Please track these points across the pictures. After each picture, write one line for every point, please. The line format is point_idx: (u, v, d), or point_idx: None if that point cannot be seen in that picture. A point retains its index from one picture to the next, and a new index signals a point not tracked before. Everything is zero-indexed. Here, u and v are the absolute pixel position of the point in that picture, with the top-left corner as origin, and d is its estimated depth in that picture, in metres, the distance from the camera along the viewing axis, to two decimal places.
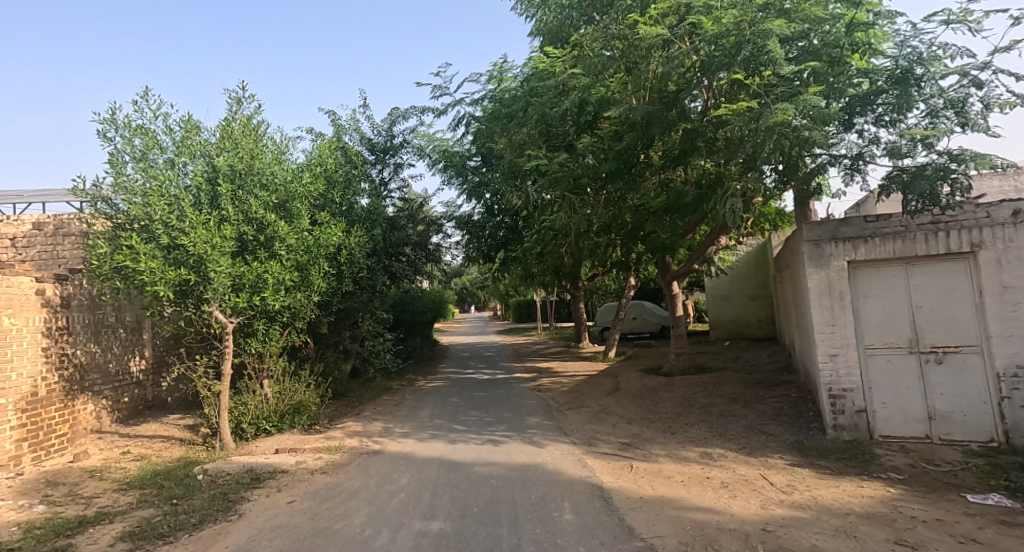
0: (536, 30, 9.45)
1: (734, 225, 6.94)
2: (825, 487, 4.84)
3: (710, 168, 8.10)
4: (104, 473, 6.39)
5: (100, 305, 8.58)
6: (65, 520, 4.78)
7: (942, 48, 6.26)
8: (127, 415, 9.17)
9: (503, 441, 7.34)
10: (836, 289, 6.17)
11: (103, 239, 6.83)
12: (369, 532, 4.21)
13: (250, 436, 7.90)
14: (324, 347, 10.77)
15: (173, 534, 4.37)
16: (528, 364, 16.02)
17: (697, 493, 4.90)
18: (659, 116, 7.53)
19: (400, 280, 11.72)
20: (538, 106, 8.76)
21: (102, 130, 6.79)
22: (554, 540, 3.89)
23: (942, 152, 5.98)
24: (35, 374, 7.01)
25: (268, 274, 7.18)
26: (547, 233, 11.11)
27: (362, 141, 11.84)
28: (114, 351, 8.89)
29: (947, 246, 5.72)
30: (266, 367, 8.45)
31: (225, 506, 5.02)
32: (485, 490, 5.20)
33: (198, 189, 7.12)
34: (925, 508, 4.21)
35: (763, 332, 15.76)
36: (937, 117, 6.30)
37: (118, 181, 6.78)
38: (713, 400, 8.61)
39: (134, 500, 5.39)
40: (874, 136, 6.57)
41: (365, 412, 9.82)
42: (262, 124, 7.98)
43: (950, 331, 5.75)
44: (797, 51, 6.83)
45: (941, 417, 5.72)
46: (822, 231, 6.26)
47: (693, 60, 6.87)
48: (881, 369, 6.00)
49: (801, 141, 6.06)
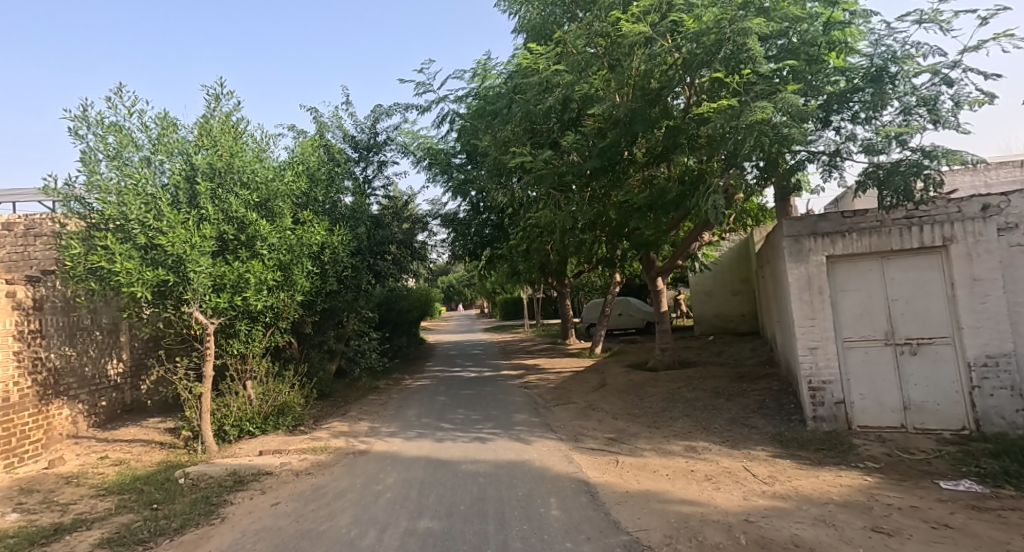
0: (519, 27, 9.43)
1: (716, 222, 7.00)
2: (805, 477, 4.95)
3: (693, 165, 8.08)
4: (81, 479, 6.25)
5: (75, 307, 8.37)
6: (41, 528, 4.66)
7: (914, 47, 6.42)
8: (105, 419, 8.98)
9: (490, 438, 7.35)
10: (815, 284, 6.30)
11: (76, 240, 6.65)
12: (356, 532, 4.18)
13: (234, 438, 7.77)
14: (308, 348, 10.64)
15: (154, 539, 4.29)
16: (515, 362, 16.05)
17: (682, 486, 4.97)
18: (642, 113, 7.60)
19: (385, 278, 11.64)
20: (522, 104, 8.72)
21: (74, 128, 6.60)
22: (541, 535, 3.92)
23: (915, 148, 6.11)
24: (6, 379, 6.80)
25: (250, 274, 7.05)
26: (533, 230, 11.13)
27: (345, 139, 11.70)
28: (90, 354, 8.68)
29: (921, 240, 5.89)
30: (248, 368, 8.31)
31: (207, 509, 4.94)
32: (471, 488, 5.20)
33: (176, 188, 6.96)
34: (900, 496, 4.34)
35: (746, 326, 16.00)
36: (910, 115, 6.45)
37: (91, 180, 6.60)
38: (697, 394, 8.73)
39: (113, 505, 5.27)
40: (850, 133, 6.73)
41: (352, 412, 9.74)
42: (242, 121, 7.80)
43: (924, 323, 5.91)
44: (776, 50, 6.93)
45: (916, 407, 5.89)
46: (801, 226, 6.38)
47: (675, 57, 7.00)
48: (859, 361, 6.15)
49: (780, 138, 6.15)
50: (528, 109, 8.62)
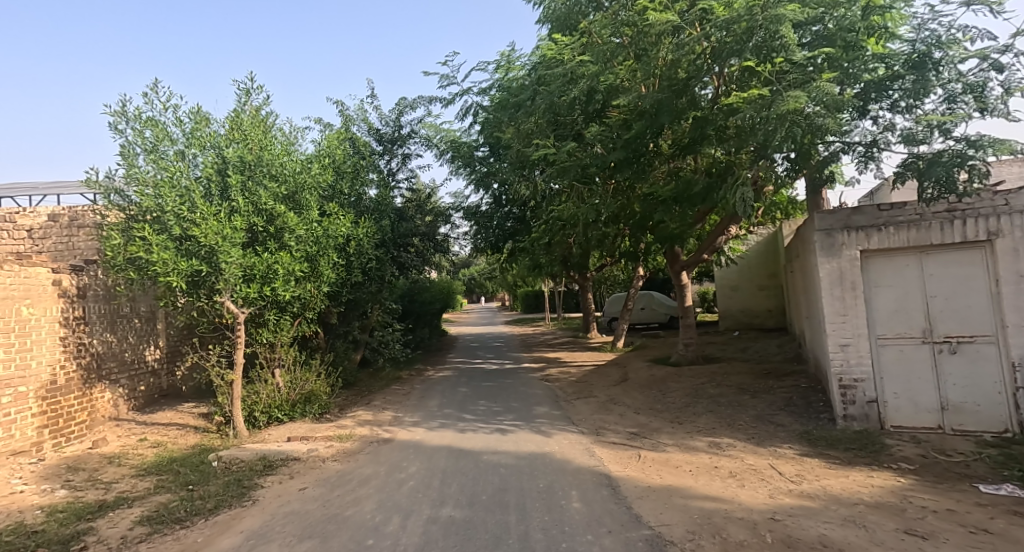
0: (544, 17, 9.30)
1: (744, 214, 6.84)
2: (834, 477, 4.83)
3: (721, 157, 7.93)
4: (123, 459, 6.55)
5: (115, 296, 8.72)
6: (87, 504, 4.93)
7: (962, 31, 6.12)
8: (143, 403, 9.37)
9: (511, 429, 7.40)
10: (848, 279, 6.11)
11: (116, 231, 6.96)
12: (380, 518, 4.29)
13: (263, 424, 8.02)
14: (333, 338, 10.90)
15: (190, 519, 4.48)
16: (537, 355, 16.07)
17: (705, 483, 4.91)
18: (668, 103, 7.45)
19: (408, 270, 11.77)
20: (545, 95, 8.62)
21: (114, 123, 6.86)
22: (562, 527, 3.94)
23: (959, 138, 5.94)
24: (54, 362, 7.18)
25: (278, 265, 7.24)
26: (555, 224, 11.07)
27: (370, 132, 11.83)
28: (130, 341, 9.07)
29: (964, 234, 5.63)
30: (277, 356, 8.55)
31: (239, 492, 5.13)
32: (492, 478, 5.26)
33: (209, 180, 7.18)
34: (936, 499, 4.19)
35: (773, 322, 15.64)
36: (955, 102, 6.17)
37: (129, 173, 6.87)
38: (721, 390, 8.62)
39: (152, 485, 5.52)
40: (889, 123, 6.47)
41: (376, 402, 9.92)
42: (271, 115, 7.96)
43: (965, 320, 5.67)
44: (810, 37, 6.68)
45: (954, 408, 5.67)
46: (833, 220, 6.19)
47: (703, 46, 6.79)
48: (893, 359, 5.95)
49: (813, 129, 6.01)
50: (552, 100, 8.52)
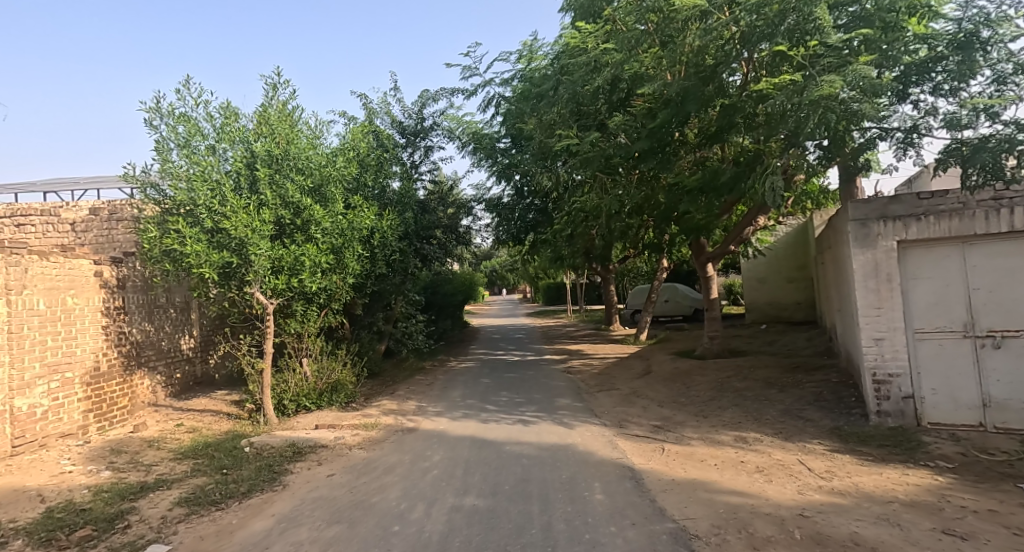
0: (567, 6, 9.16)
1: (773, 204, 6.64)
2: (867, 474, 4.69)
3: (749, 145, 7.70)
4: (161, 443, 6.84)
5: (152, 287, 9.05)
6: (129, 485, 5.17)
7: (1013, 7, 5.77)
8: (179, 390, 9.74)
9: (533, 420, 7.42)
10: (884, 271, 5.88)
11: (152, 223, 7.21)
12: (405, 506, 4.37)
13: (292, 411, 8.25)
14: (359, 328, 11.15)
15: (225, 501, 4.65)
16: (560, 347, 16.04)
17: (730, 477, 4.84)
18: (694, 91, 7.26)
19: (432, 262, 11.85)
20: (569, 85, 8.49)
21: (149, 119, 7.08)
22: (585, 518, 3.94)
23: (1008, 122, 5.59)
24: (97, 350, 7.52)
25: (305, 257, 7.38)
26: (578, 215, 10.97)
27: (394, 125, 11.92)
28: (166, 330, 9.42)
29: (1011, 224, 5.36)
30: (305, 346, 8.77)
31: (271, 476, 5.30)
32: (515, 468, 5.29)
33: (238, 174, 7.35)
34: (976, 498, 4.03)
35: (802, 315, 15.24)
36: (1004, 84, 5.83)
37: (164, 167, 7.09)
38: (747, 384, 8.45)
39: (189, 468, 5.75)
40: (930, 107, 6.17)
41: (400, 391, 10.09)
42: (297, 109, 8.09)
43: (1010, 314, 5.42)
44: (847, 17, 6.42)
45: (997, 405, 5.43)
46: (869, 210, 5.94)
47: (732, 31, 6.60)
48: (931, 354, 5.72)
49: (849, 114, 5.76)
50: (576, 90, 8.41)
